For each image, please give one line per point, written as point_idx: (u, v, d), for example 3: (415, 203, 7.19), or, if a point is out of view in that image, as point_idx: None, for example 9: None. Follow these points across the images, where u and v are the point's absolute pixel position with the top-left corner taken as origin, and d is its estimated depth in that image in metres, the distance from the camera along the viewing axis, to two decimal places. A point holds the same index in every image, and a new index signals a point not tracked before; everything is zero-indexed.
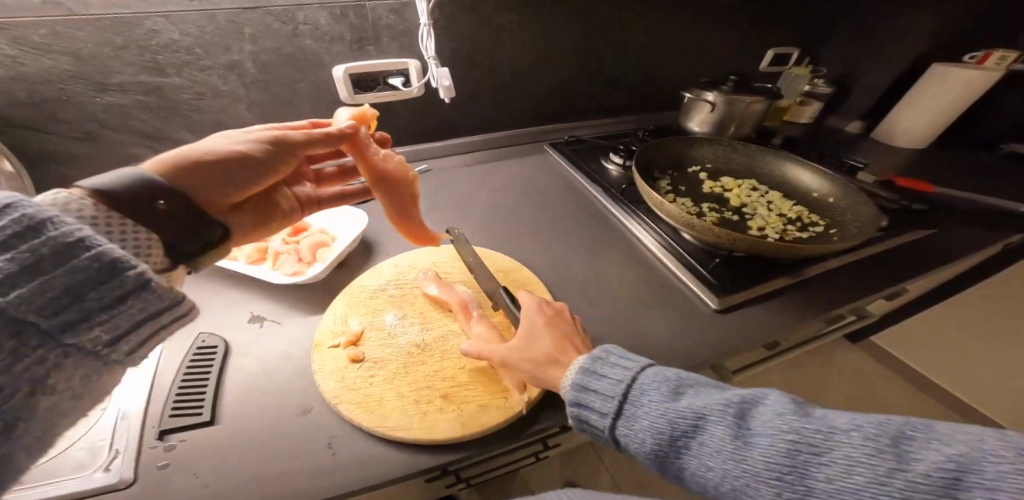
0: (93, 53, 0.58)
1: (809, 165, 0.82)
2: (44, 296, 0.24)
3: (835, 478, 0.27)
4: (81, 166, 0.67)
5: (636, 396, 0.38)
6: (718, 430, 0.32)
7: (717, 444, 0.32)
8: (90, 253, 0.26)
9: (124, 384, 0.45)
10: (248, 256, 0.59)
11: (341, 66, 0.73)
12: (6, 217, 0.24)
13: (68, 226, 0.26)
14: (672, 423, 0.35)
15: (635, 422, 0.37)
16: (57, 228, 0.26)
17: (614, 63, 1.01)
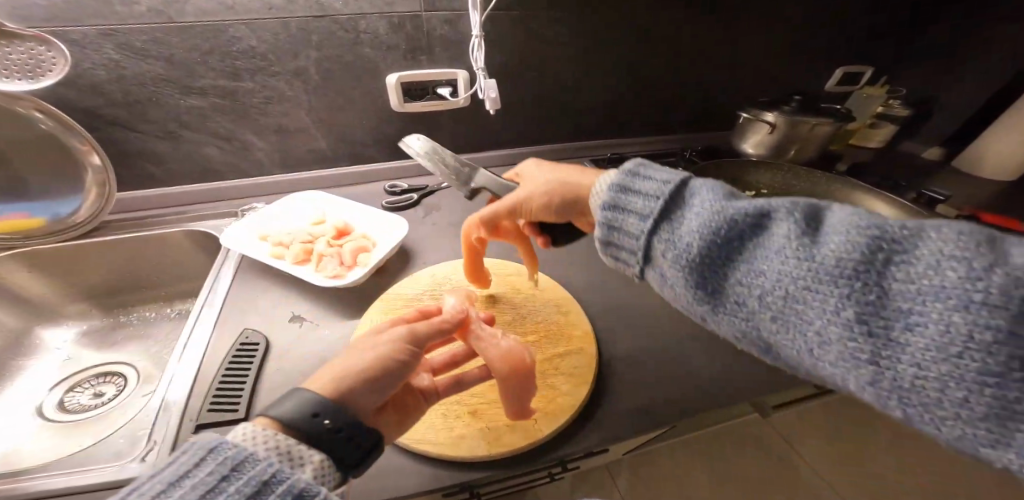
0: (182, 58, 0.64)
1: (883, 195, 0.75)
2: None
3: (924, 271, 0.23)
4: (160, 162, 0.73)
5: (684, 204, 0.35)
6: (779, 233, 0.29)
7: (777, 246, 0.29)
8: (282, 486, 0.24)
9: (172, 374, 0.48)
10: (295, 256, 0.61)
11: (395, 74, 0.75)
12: (219, 462, 0.25)
13: (265, 462, 0.25)
14: (724, 219, 0.31)
15: (678, 225, 0.34)
16: (255, 465, 0.25)
17: (666, 79, 0.98)
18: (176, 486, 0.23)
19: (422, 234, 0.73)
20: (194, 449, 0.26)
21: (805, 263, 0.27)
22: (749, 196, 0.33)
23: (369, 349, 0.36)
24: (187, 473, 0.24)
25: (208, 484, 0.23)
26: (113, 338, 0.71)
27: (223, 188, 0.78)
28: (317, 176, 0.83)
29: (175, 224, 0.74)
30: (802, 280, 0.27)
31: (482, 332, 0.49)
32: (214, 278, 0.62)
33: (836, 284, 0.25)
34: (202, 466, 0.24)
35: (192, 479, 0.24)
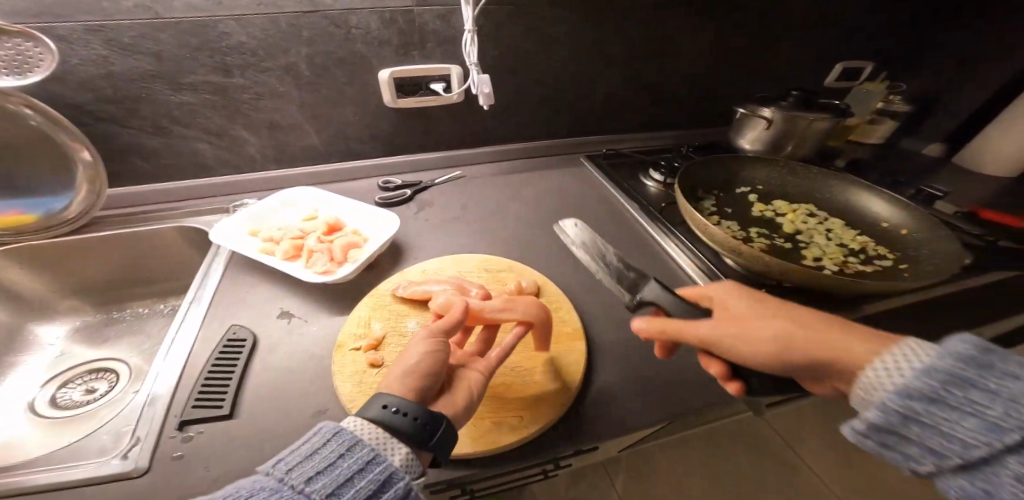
0: (171, 54, 0.63)
1: (879, 191, 0.74)
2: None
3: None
4: (152, 158, 0.73)
5: (904, 347, 0.33)
6: (996, 389, 0.29)
7: (998, 408, 0.28)
8: (380, 466, 0.31)
9: (158, 371, 0.48)
10: (284, 252, 0.61)
11: (387, 70, 0.75)
12: (336, 444, 0.31)
13: (367, 447, 0.32)
14: (946, 373, 0.30)
15: (882, 368, 0.33)
16: (362, 449, 0.31)
17: (663, 75, 0.97)
18: (305, 458, 0.30)
19: (414, 231, 0.72)
20: (320, 432, 0.32)
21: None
22: (980, 382, 0.29)
23: (410, 353, 0.41)
24: (312, 448, 0.31)
25: (329, 458, 0.30)
26: (105, 334, 0.71)
27: (215, 184, 0.78)
28: (308, 172, 0.83)
29: (165, 220, 0.73)
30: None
31: (495, 308, 0.51)
32: (203, 274, 0.62)
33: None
34: (326, 445, 0.31)
35: (318, 454, 0.30)
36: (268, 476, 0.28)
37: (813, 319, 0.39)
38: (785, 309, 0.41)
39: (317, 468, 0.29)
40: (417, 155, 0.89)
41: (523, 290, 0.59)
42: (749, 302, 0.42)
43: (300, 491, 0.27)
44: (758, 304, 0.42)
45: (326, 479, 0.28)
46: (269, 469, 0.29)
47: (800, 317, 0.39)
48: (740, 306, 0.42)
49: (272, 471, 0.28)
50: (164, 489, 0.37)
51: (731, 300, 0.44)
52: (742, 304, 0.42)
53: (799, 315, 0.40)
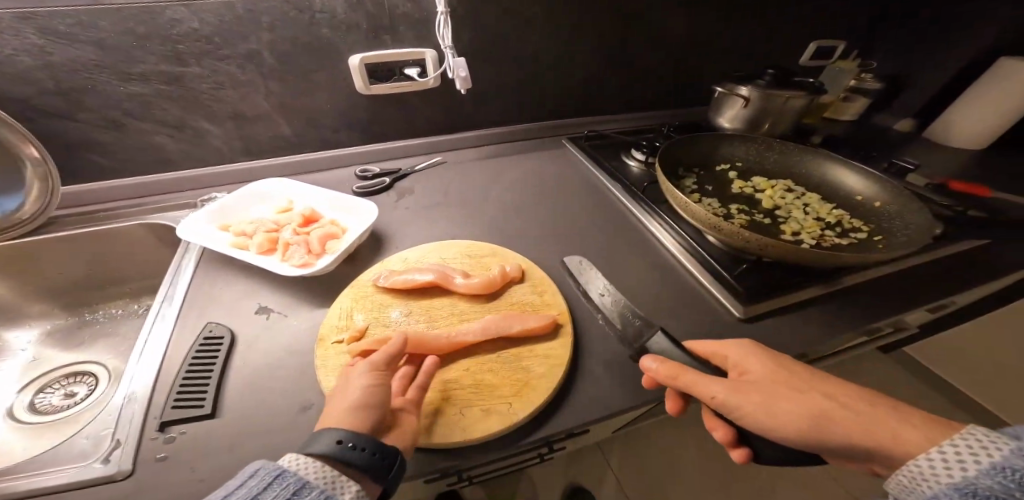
0: (117, 42, 0.59)
1: (852, 165, 0.75)
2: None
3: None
4: (108, 153, 0.69)
5: (969, 432, 0.31)
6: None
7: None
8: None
9: (133, 373, 0.46)
10: (258, 246, 0.59)
11: (357, 55, 0.72)
12: (285, 486, 0.29)
13: (317, 482, 0.31)
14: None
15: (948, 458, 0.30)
16: (310, 491, 0.30)
17: (642, 55, 0.96)
18: (249, 498, 0.28)
19: (395, 219, 0.71)
20: (263, 472, 0.30)
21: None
22: None
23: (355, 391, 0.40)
24: (254, 490, 0.29)
25: (274, 499, 0.28)
26: (78, 337, 0.68)
27: (181, 178, 0.74)
28: (281, 162, 0.79)
29: (130, 217, 0.70)
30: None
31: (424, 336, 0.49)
32: (174, 273, 0.59)
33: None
34: (272, 487, 0.29)
35: (265, 498, 0.28)
36: None
37: (846, 392, 0.37)
38: (812, 379, 0.38)
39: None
40: (395, 141, 0.87)
41: (508, 275, 0.58)
42: (768, 366, 0.40)
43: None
44: (787, 368, 0.40)
45: None
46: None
47: (822, 386, 0.37)
48: (757, 366, 0.40)
49: None
50: (149, 491, 0.35)
51: (754, 360, 0.41)
52: (761, 366, 0.40)
53: (830, 387, 0.37)
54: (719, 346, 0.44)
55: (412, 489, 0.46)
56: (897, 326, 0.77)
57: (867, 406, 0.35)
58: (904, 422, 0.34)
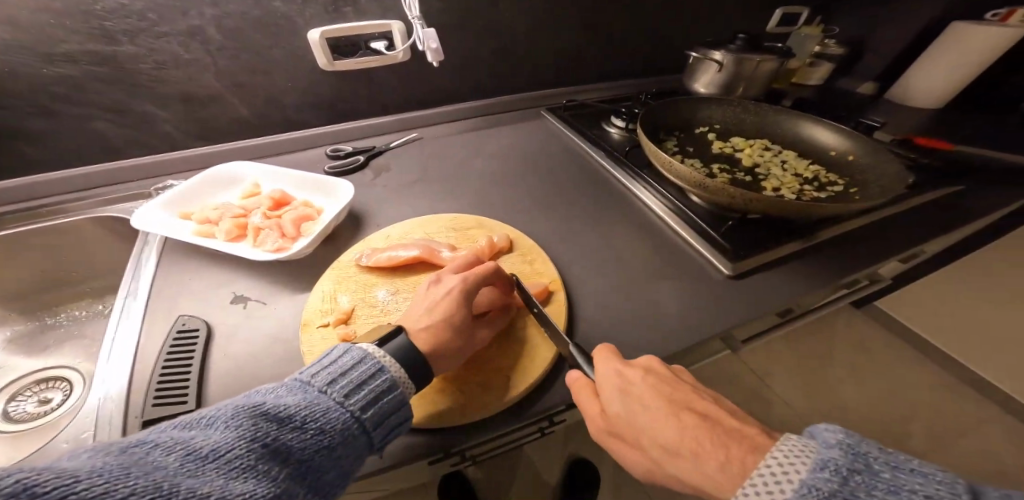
0: (31, 20, 0.52)
1: (826, 122, 0.77)
2: (367, 421, 0.34)
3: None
4: (41, 144, 0.62)
5: (782, 450, 0.27)
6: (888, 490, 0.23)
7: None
8: (392, 394, 0.36)
9: (102, 374, 0.42)
10: (226, 233, 0.54)
11: (317, 30, 0.66)
12: (365, 368, 0.36)
13: (390, 373, 0.37)
14: (843, 481, 0.24)
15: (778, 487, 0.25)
16: (384, 376, 0.36)
17: (617, 22, 0.94)
18: (337, 376, 0.35)
19: (372, 198, 0.67)
20: (350, 353, 0.37)
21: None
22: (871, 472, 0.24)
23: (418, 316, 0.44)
24: (344, 367, 0.36)
25: (355, 380, 0.35)
26: (42, 343, 0.65)
27: (131, 166, 0.68)
28: (242, 145, 0.73)
29: (80, 212, 0.64)
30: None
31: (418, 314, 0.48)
32: (135, 267, 0.54)
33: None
34: (355, 367, 0.36)
35: (349, 375, 0.35)
36: (307, 386, 0.34)
37: (684, 430, 0.33)
38: (652, 416, 0.35)
39: (348, 385, 0.34)
40: (366, 119, 0.82)
41: (496, 246, 0.57)
42: (630, 402, 0.36)
43: (335, 401, 0.33)
44: (634, 403, 0.36)
45: (358, 395, 0.34)
46: (308, 378, 0.34)
47: (664, 432, 0.33)
48: (616, 405, 0.37)
49: (309, 382, 0.34)
50: None
51: (609, 397, 0.37)
52: (619, 401, 0.37)
53: (666, 429, 0.33)
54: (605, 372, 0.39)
55: (416, 471, 0.45)
56: (872, 276, 0.80)
57: (695, 445, 0.31)
58: (729, 455, 0.30)
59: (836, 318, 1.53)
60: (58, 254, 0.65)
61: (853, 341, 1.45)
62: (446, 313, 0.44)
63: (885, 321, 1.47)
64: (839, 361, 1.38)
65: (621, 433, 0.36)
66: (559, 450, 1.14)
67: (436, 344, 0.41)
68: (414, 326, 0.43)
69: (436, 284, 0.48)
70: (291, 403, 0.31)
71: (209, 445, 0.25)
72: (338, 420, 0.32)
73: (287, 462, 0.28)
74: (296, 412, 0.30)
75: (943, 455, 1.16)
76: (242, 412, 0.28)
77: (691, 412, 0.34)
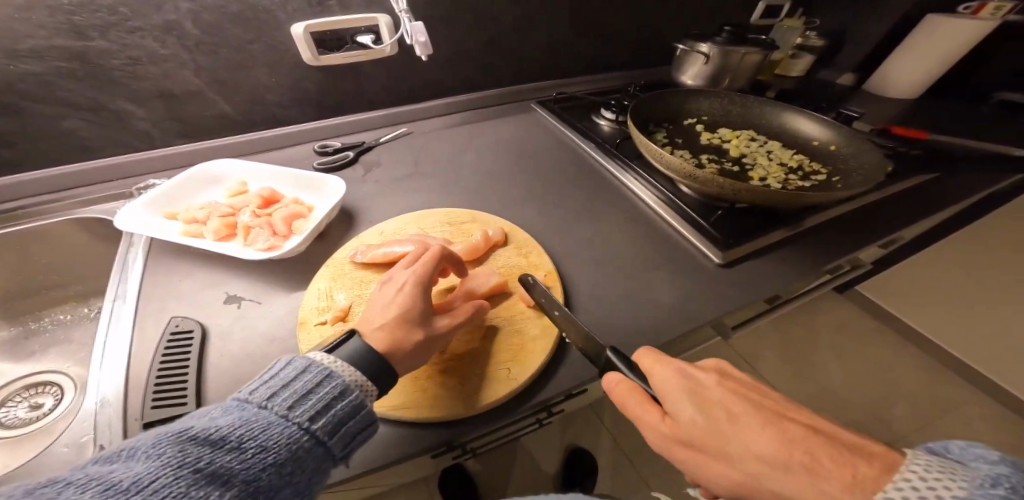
0: None
1: (810, 113, 0.79)
2: (319, 432, 0.30)
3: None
4: (9, 144, 0.59)
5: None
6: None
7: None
8: (347, 398, 0.33)
9: (96, 377, 0.42)
10: (214, 232, 0.53)
11: (300, 24, 0.65)
12: (310, 375, 0.33)
13: (340, 378, 0.34)
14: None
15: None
16: (333, 383, 0.33)
17: (605, 14, 0.94)
18: (279, 387, 0.31)
19: (364, 194, 0.67)
20: (292, 363, 0.33)
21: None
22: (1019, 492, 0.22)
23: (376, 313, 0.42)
24: (286, 377, 0.32)
25: (302, 388, 0.32)
26: (28, 348, 0.63)
27: (108, 166, 0.66)
28: (226, 142, 0.72)
29: (53, 213, 0.62)
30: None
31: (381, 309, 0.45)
32: (121, 267, 0.53)
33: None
34: (299, 376, 0.32)
35: (290, 386, 0.32)
36: (245, 404, 0.30)
37: (777, 440, 0.29)
38: (743, 427, 0.31)
39: (291, 397, 0.31)
40: (354, 114, 0.81)
41: (490, 239, 0.57)
42: (690, 400, 0.33)
43: (278, 415, 0.29)
44: (723, 410, 0.32)
45: (304, 405, 0.31)
46: (243, 396, 0.30)
47: (744, 428, 0.30)
48: (683, 406, 0.33)
49: (248, 399, 0.30)
50: None
51: (675, 406, 0.34)
52: (682, 400, 0.34)
53: (762, 438, 0.30)
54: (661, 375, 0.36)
55: (417, 465, 0.46)
56: (854, 262, 0.83)
57: (807, 458, 0.27)
58: (847, 471, 0.26)
59: (819, 304, 1.58)
60: (39, 256, 0.63)
61: (835, 325, 1.50)
62: (400, 309, 0.41)
63: (865, 305, 1.53)
64: (821, 344, 1.44)
65: (699, 446, 0.32)
66: (556, 438, 1.17)
67: (396, 343, 0.39)
68: (367, 327, 0.40)
69: (386, 283, 0.45)
70: (224, 423, 0.27)
71: (127, 478, 0.21)
72: (283, 435, 0.28)
73: (229, 485, 0.24)
74: (231, 432, 0.27)
75: (917, 430, 1.22)
76: (165, 439, 0.24)
77: (780, 422, 0.31)
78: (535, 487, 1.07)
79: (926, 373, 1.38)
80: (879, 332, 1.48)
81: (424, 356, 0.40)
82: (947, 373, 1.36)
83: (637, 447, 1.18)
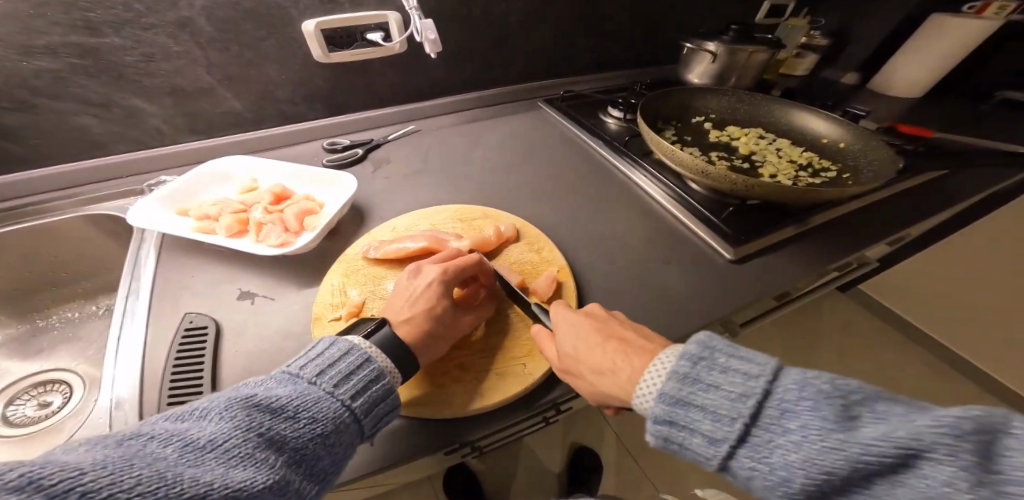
0: (8, 11, 0.49)
1: (818, 110, 0.79)
2: (359, 410, 0.33)
3: (883, 435, 0.23)
4: (21, 140, 0.59)
5: (662, 355, 0.34)
6: (723, 370, 0.30)
7: (732, 383, 0.29)
8: (384, 382, 0.36)
9: (111, 373, 0.42)
10: (227, 228, 0.53)
11: (311, 21, 0.65)
12: (352, 358, 0.35)
13: (378, 363, 0.36)
14: (690, 366, 0.31)
15: (649, 378, 0.33)
16: (371, 366, 0.36)
17: (611, 13, 0.94)
18: (327, 364, 0.34)
19: (374, 191, 0.67)
20: (336, 344, 0.36)
21: (781, 421, 0.26)
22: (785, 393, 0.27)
23: (402, 309, 0.43)
24: (333, 356, 0.35)
25: (346, 368, 0.35)
26: (36, 346, 0.63)
27: (119, 162, 0.66)
28: (236, 139, 0.72)
29: (63, 210, 0.62)
30: (778, 432, 0.26)
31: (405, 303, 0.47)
32: (133, 263, 0.53)
33: (800, 429, 0.25)
34: (343, 357, 0.35)
35: (336, 365, 0.35)
36: (297, 375, 0.33)
37: (613, 355, 0.38)
38: (587, 345, 0.40)
39: (337, 376, 0.34)
40: (362, 112, 0.81)
41: (502, 235, 0.57)
42: (577, 334, 0.41)
43: (324, 391, 0.32)
44: (579, 339, 0.40)
45: (348, 383, 0.34)
46: (295, 370, 0.34)
47: (603, 353, 0.38)
48: (569, 341, 0.40)
49: (299, 372, 0.33)
50: None
51: (560, 338, 0.41)
52: (567, 333, 0.41)
53: (596, 352, 0.39)
54: (564, 317, 0.43)
55: (429, 462, 0.46)
56: (861, 259, 0.83)
57: (617, 363, 0.37)
58: (631, 368, 0.37)
59: (823, 302, 1.58)
60: (49, 253, 0.63)
61: (840, 324, 1.50)
62: (427, 305, 0.44)
63: (868, 303, 1.53)
64: (826, 344, 1.44)
65: (570, 371, 0.40)
66: (561, 437, 1.17)
67: (418, 335, 0.41)
68: (397, 318, 0.42)
69: (415, 277, 0.47)
70: (282, 394, 0.31)
71: (205, 436, 0.25)
72: (328, 409, 0.32)
73: (281, 450, 0.28)
74: (286, 403, 0.30)
75: None
76: (234, 403, 0.28)
77: (617, 339, 0.39)
78: (539, 485, 1.07)
79: (930, 371, 1.38)
80: (884, 332, 1.48)
81: (440, 349, 0.43)
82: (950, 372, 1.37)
83: (641, 446, 1.18)
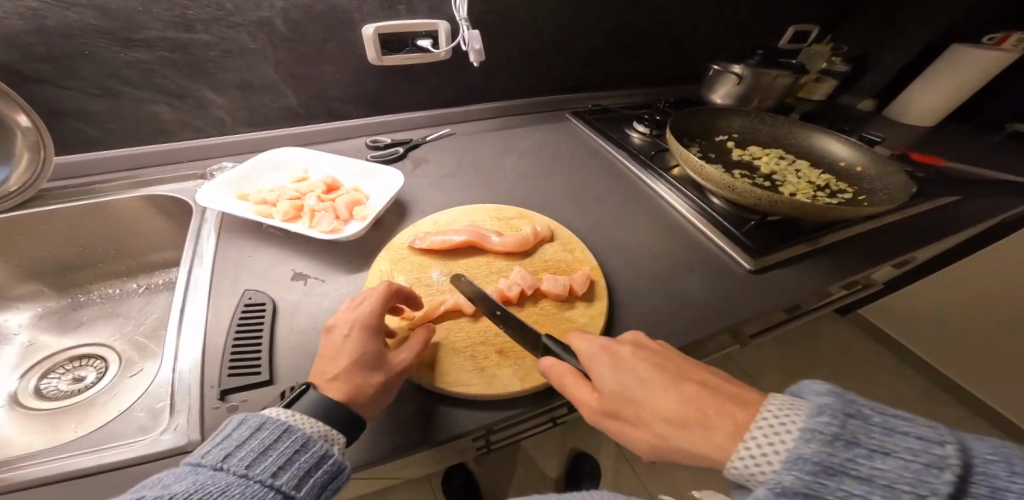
0: (119, 7, 0.55)
1: (838, 136, 0.82)
2: (287, 486, 0.29)
3: None
4: (99, 124, 0.64)
5: (771, 402, 0.27)
6: (889, 430, 0.23)
7: (905, 449, 0.22)
8: (314, 450, 0.32)
9: (173, 346, 0.45)
10: (284, 213, 0.58)
11: (371, 25, 0.70)
12: (266, 432, 0.31)
13: (301, 430, 0.32)
14: (842, 424, 0.24)
15: (770, 435, 0.25)
16: (293, 436, 0.32)
17: (644, 31, 0.98)
18: (234, 449, 0.29)
19: (413, 188, 0.71)
20: (245, 422, 0.32)
21: None
22: (853, 439, 0.23)
23: (336, 352, 0.40)
24: (241, 437, 0.30)
25: (265, 443, 0.30)
26: (75, 320, 0.67)
27: (180, 150, 0.71)
28: (289, 132, 0.77)
29: (122, 192, 0.66)
30: None
31: (336, 332, 0.42)
32: (195, 241, 0.57)
33: None
34: (253, 435, 0.31)
35: (246, 445, 0.30)
36: (196, 469, 0.28)
37: (674, 399, 0.33)
38: (648, 387, 0.34)
39: (248, 455, 0.29)
40: (404, 113, 0.85)
41: (539, 235, 0.61)
42: (609, 365, 0.37)
43: (237, 475, 0.28)
44: (621, 373, 0.36)
45: (268, 460, 0.29)
46: (196, 460, 0.28)
47: (655, 391, 0.34)
48: (603, 365, 0.37)
49: (199, 464, 0.28)
50: None
51: (599, 374, 0.37)
52: (603, 360, 0.38)
53: (661, 398, 0.33)
54: (590, 351, 0.39)
55: (452, 451, 0.48)
56: (865, 280, 0.86)
57: (692, 411, 0.31)
58: (724, 418, 0.30)
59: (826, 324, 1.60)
60: (110, 229, 0.68)
61: (841, 347, 1.52)
62: (353, 354, 0.39)
63: (868, 327, 1.55)
64: (827, 367, 1.45)
65: (616, 413, 0.35)
66: (559, 443, 1.19)
67: (351, 392, 0.37)
68: (323, 377, 0.38)
69: (343, 319, 0.42)
70: (180, 488, 0.25)
71: None
72: (248, 493, 0.27)
73: None
74: (189, 495, 0.25)
75: None
76: None
77: (675, 380, 0.34)
78: (537, 488, 1.09)
79: (929, 397, 1.39)
80: (883, 356, 1.50)
81: (381, 400, 0.39)
82: (947, 399, 1.39)
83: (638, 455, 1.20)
